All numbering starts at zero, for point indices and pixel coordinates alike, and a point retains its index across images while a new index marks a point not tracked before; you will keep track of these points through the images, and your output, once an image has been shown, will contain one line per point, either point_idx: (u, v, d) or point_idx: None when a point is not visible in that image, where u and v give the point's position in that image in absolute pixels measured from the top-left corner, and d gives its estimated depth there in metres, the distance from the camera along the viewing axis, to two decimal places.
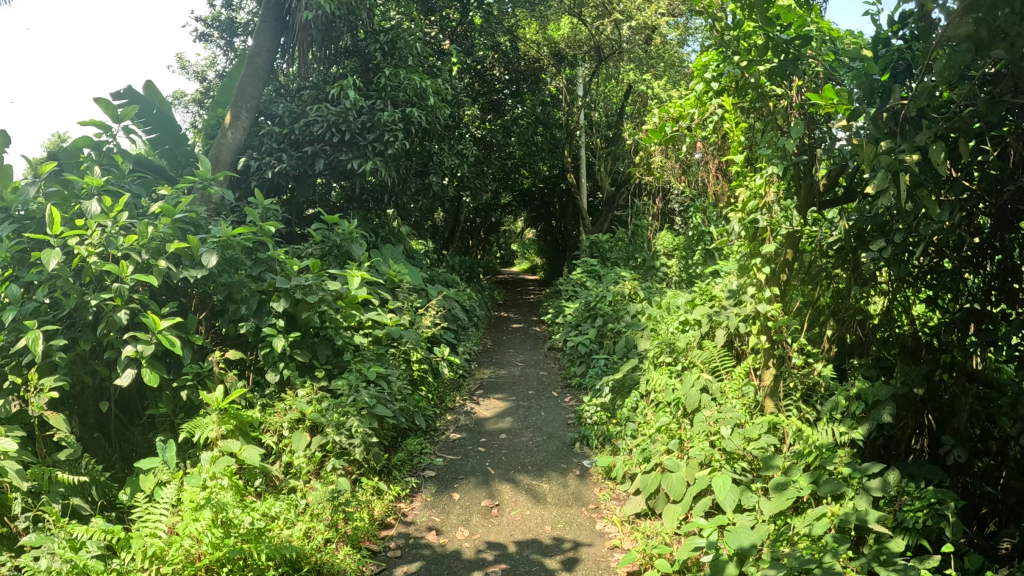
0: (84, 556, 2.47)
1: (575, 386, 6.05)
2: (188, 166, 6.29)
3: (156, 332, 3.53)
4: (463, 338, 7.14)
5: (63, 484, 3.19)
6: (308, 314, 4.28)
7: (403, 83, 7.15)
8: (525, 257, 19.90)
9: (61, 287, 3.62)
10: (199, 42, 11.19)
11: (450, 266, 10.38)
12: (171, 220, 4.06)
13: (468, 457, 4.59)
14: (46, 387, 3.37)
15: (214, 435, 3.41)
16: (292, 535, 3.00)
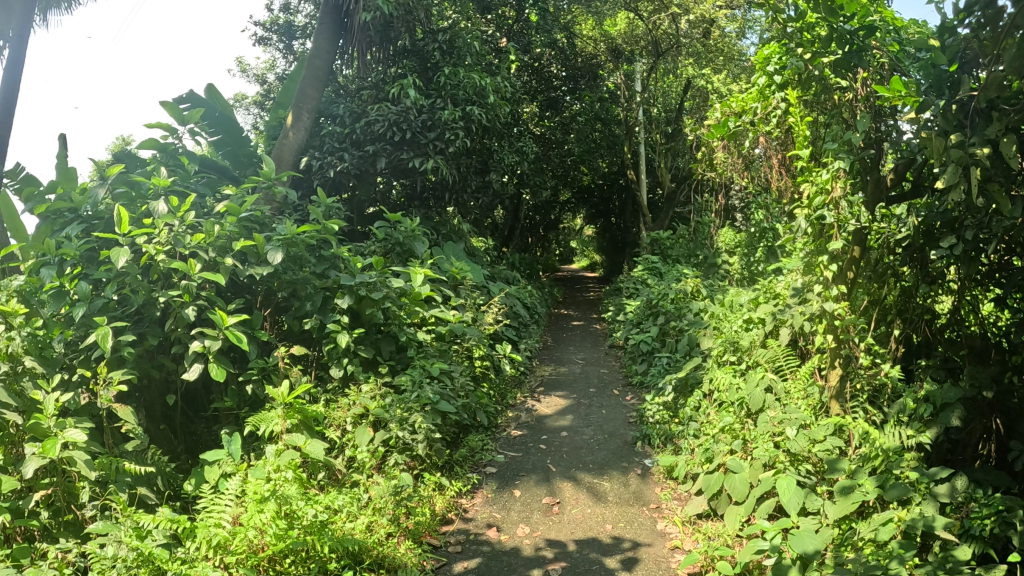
0: (151, 545, 2.56)
1: (637, 385, 5.98)
2: (252, 166, 6.38)
3: (223, 328, 3.62)
4: (525, 335, 7.15)
5: (130, 474, 3.22)
6: (372, 309, 4.34)
7: (462, 82, 7.20)
8: (585, 254, 19.79)
9: (129, 284, 3.73)
10: (259, 46, 11.47)
11: (511, 264, 10.40)
12: (236, 219, 4.16)
13: (529, 454, 4.59)
14: (115, 380, 3.38)
15: (279, 429, 3.48)
16: (355, 529, 3.05)
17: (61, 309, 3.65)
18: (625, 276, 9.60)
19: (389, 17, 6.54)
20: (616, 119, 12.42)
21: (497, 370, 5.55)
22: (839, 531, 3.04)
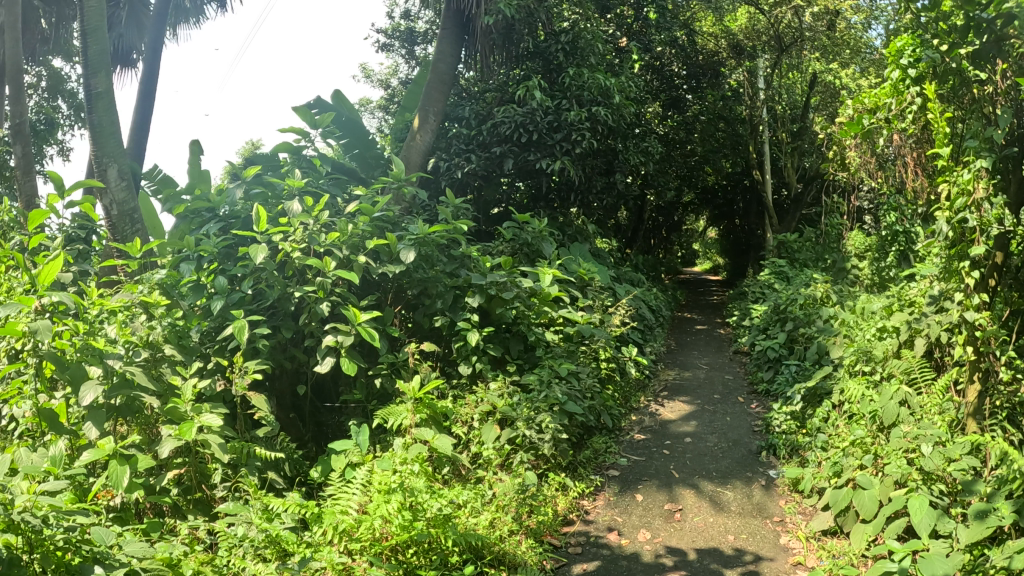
0: (279, 527, 2.62)
1: (762, 393, 5.77)
2: (380, 168, 6.47)
3: (356, 324, 3.75)
4: (649, 338, 7.06)
5: (260, 459, 3.32)
6: (501, 309, 4.43)
7: (587, 83, 7.16)
8: (708, 257, 19.29)
9: (266, 280, 3.92)
10: (382, 53, 11.86)
11: (635, 265, 10.30)
12: (369, 219, 4.32)
13: (652, 459, 4.52)
14: (249, 369, 3.51)
15: (408, 422, 3.57)
16: (478, 524, 3.09)
17: (200, 299, 3.88)
18: (749, 280, 9.30)
19: (513, 19, 6.64)
20: (740, 117, 11.95)
21: (623, 373, 5.46)
22: (970, 557, 2.84)
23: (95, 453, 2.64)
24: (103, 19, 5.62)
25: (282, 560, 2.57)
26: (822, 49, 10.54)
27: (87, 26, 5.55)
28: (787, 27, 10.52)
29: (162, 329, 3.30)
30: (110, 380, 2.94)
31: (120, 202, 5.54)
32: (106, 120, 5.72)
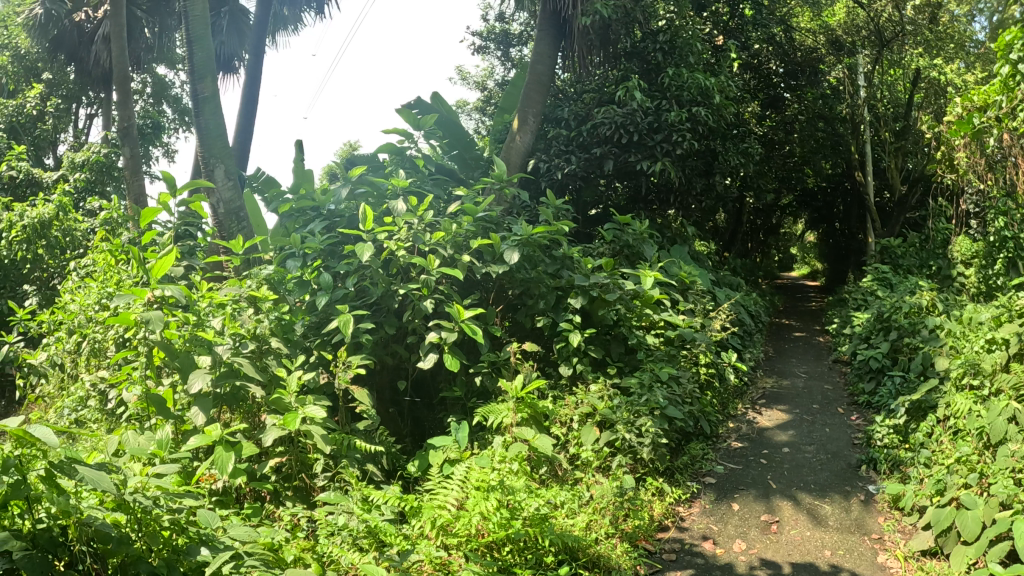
0: (377, 518, 2.62)
1: (863, 404, 5.54)
2: (482, 167, 6.55)
3: (459, 321, 3.82)
4: (748, 344, 6.88)
5: (360, 451, 3.36)
6: (603, 311, 4.42)
7: (687, 83, 7.03)
8: (805, 261, 18.65)
9: (370, 277, 4.01)
10: (478, 55, 11.94)
11: (733, 269, 10.08)
12: (473, 220, 4.37)
13: (750, 468, 4.40)
14: (353, 363, 3.58)
15: (508, 421, 3.61)
16: (574, 525, 3.09)
17: (305, 295, 4.00)
18: (850, 285, 8.95)
19: (610, 20, 6.64)
20: (840, 116, 11.36)
21: (722, 380, 5.33)
22: None
23: (201, 439, 2.72)
24: (207, 26, 6.07)
25: (380, 550, 2.56)
26: (925, 43, 10.52)
27: (193, 35, 6.00)
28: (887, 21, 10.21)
29: (268, 323, 3.39)
30: (216, 370, 3.04)
31: (228, 201, 5.83)
32: (214, 123, 6.06)
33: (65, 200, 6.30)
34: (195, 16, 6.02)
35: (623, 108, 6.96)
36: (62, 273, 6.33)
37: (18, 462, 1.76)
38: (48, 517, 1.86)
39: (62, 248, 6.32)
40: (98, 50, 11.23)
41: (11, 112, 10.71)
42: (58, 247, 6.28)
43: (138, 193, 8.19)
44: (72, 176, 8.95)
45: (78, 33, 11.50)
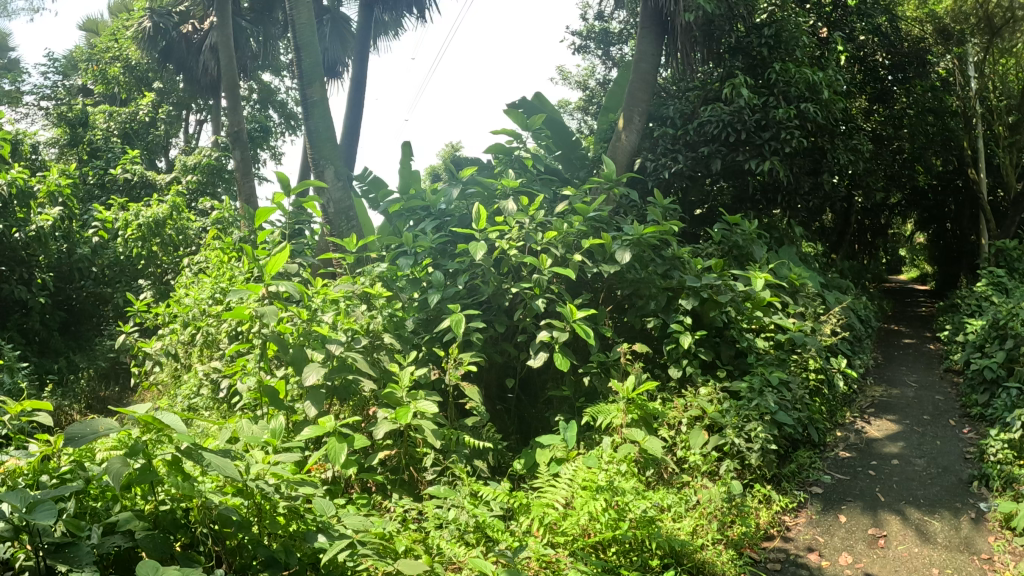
0: (486, 513, 2.65)
1: (977, 417, 5.25)
2: (586, 167, 6.59)
3: (572, 321, 3.79)
4: (856, 350, 6.62)
5: (467, 447, 3.43)
6: (715, 313, 4.31)
7: (795, 78, 6.80)
8: (915, 263, 17.77)
9: (481, 276, 4.11)
10: (578, 55, 11.96)
11: (839, 271, 9.72)
12: (584, 219, 4.40)
13: (857, 479, 4.24)
14: (464, 360, 3.66)
15: (618, 421, 3.57)
16: (680, 530, 3.05)
17: (417, 292, 4.07)
18: (964, 290, 8.49)
19: (712, 15, 6.59)
20: (951, 109, 10.83)
21: (831, 386, 5.15)
22: None
23: (314, 431, 2.63)
24: (313, 34, 6.52)
25: (487, 546, 2.56)
26: None
27: (300, 41, 6.47)
28: (997, 6, 9.87)
29: (380, 319, 3.49)
30: (330, 363, 3.07)
31: (339, 201, 6.02)
32: (326, 127, 6.38)
33: (178, 200, 6.97)
34: (302, 26, 6.50)
35: (730, 106, 6.78)
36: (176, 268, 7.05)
37: (145, 444, 1.85)
38: (170, 499, 1.95)
39: (175, 245, 7.02)
40: (205, 58, 12.11)
41: (126, 119, 11.54)
42: (172, 244, 6.96)
43: (248, 193, 8.84)
44: (184, 180, 9.87)
45: (185, 44, 12.42)
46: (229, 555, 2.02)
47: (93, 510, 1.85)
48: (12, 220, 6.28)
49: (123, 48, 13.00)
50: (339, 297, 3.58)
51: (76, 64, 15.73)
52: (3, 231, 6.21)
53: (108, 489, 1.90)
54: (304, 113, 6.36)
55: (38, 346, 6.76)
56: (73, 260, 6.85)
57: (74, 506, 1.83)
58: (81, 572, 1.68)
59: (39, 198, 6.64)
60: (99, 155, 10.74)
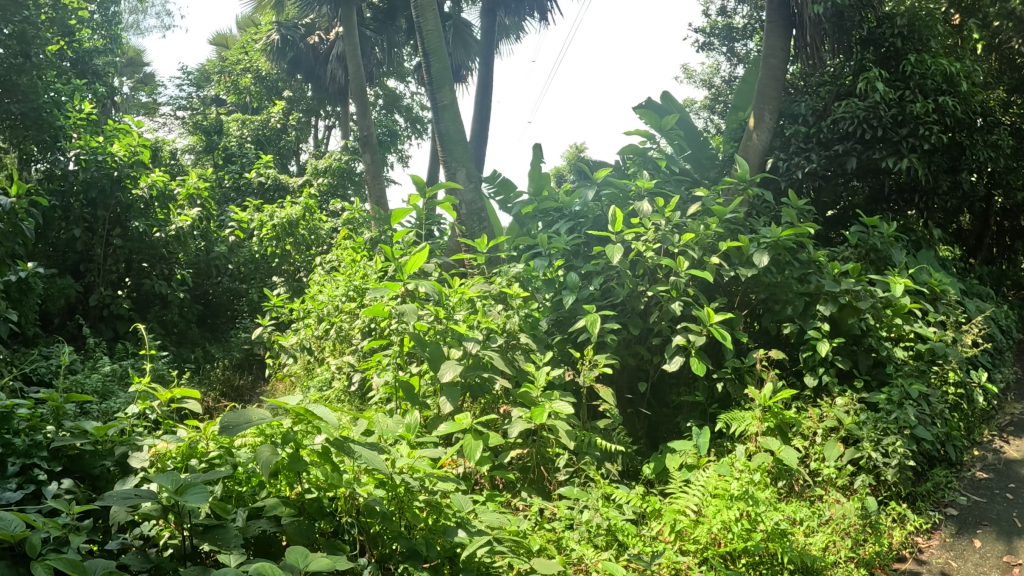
0: (619, 516, 2.65)
1: None
2: (717, 166, 6.35)
3: (708, 324, 3.74)
4: (998, 362, 6.20)
5: (599, 450, 3.34)
6: (854, 320, 4.12)
7: (931, 70, 6.66)
8: None
9: (617, 278, 4.06)
10: (702, 52, 11.94)
11: (980, 278, 9.14)
12: (721, 220, 4.27)
13: (995, 502, 3.94)
14: (599, 362, 3.58)
15: (753, 429, 3.53)
16: (812, 545, 2.89)
17: (553, 293, 4.16)
18: None
19: (843, 6, 6.49)
20: None
21: (971, 402, 4.69)
22: None
23: (450, 426, 2.62)
24: (440, 41, 6.65)
25: (618, 550, 2.57)
26: None
27: (428, 48, 6.62)
28: None
29: (517, 318, 3.50)
30: (465, 360, 3.13)
31: (471, 202, 5.89)
32: (456, 132, 6.28)
33: (310, 203, 8.29)
34: (429, 34, 6.64)
35: (864, 101, 6.68)
36: (306, 266, 8.20)
37: (296, 436, 1.87)
38: (316, 488, 1.99)
39: (307, 244, 8.24)
40: (332, 67, 14.53)
41: (259, 127, 14.21)
42: (305, 243, 8.20)
43: (379, 195, 10.23)
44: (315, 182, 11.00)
45: (312, 53, 15.09)
46: (372, 543, 2.03)
47: (239, 495, 1.94)
48: (155, 220, 7.00)
49: (253, 62, 16.21)
50: (479, 296, 3.67)
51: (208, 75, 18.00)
52: (147, 230, 6.86)
53: (255, 475, 1.99)
54: (435, 118, 6.38)
55: (177, 336, 7.20)
56: (211, 257, 7.61)
57: (222, 489, 1.93)
58: (228, 551, 1.75)
59: (180, 200, 7.63)
60: (234, 159, 13.29)
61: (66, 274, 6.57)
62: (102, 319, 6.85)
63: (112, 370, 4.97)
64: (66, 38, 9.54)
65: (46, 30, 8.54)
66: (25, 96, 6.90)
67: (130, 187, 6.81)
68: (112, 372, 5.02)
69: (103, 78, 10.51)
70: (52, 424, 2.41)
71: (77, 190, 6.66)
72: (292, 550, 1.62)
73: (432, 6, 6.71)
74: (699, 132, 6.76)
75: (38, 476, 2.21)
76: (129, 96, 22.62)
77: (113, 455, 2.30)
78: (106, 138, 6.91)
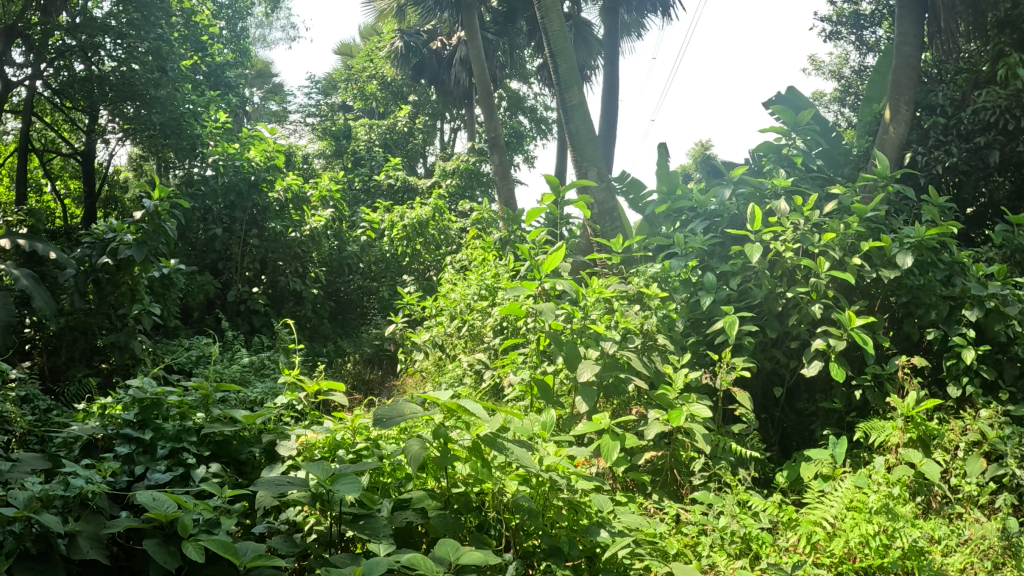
0: (756, 526, 2.71)
1: None
2: (852, 163, 5.54)
3: (850, 328, 3.68)
4: None
5: (735, 455, 3.35)
6: (1001, 326, 3.97)
7: None
8: None
9: (755, 279, 4.10)
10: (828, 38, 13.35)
11: None
12: (861, 219, 4.18)
13: None
14: (737, 365, 3.58)
15: (894, 440, 3.42)
16: (949, 565, 2.77)
17: (690, 293, 4.21)
18: None
19: None
20: None
21: None
22: None
23: (590, 426, 2.66)
24: (566, 42, 6.83)
25: (752, 561, 2.65)
26: None
27: (555, 48, 6.81)
28: None
29: (654, 320, 3.59)
30: (602, 361, 3.19)
31: (601, 202, 6.01)
32: (587, 132, 6.46)
33: (439, 204, 8.90)
34: (555, 33, 6.85)
35: (1006, 89, 6.40)
36: (435, 264, 8.76)
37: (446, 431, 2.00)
38: (462, 483, 2.16)
39: (436, 243, 8.76)
40: (457, 70, 14.98)
41: (385, 131, 15.35)
42: (435, 242, 8.72)
43: (507, 194, 10.94)
44: (442, 184, 12.30)
45: (435, 58, 15.86)
46: (518, 540, 2.15)
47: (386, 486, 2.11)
48: (290, 222, 7.73)
49: (378, 70, 17.33)
50: (615, 296, 3.77)
51: (336, 83, 19.68)
52: (282, 230, 7.58)
53: (399, 468, 2.15)
54: (564, 117, 6.53)
55: (310, 331, 7.74)
56: (344, 256, 8.40)
57: (369, 479, 2.12)
58: (377, 540, 1.83)
59: (313, 202, 8.34)
60: (362, 162, 14.42)
61: (206, 272, 7.24)
62: (238, 313, 7.47)
63: (250, 362, 5.22)
64: (197, 53, 10.20)
65: (178, 45, 9.13)
66: (166, 109, 8.24)
67: (266, 191, 7.64)
68: (249, 364, 5.20)
69: (234, 88, 11.63)
70: (201, 412, 2.69)
71: (218, 192, 7.44)
72: (446, 541, 1.68)
73: (556, 8, 6.89)
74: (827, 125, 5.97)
75: (187, 460, 2.44)
76: (259, 105, 24.10)
77: (258, 442, 2.58)
78: (243, 146, 7.76)
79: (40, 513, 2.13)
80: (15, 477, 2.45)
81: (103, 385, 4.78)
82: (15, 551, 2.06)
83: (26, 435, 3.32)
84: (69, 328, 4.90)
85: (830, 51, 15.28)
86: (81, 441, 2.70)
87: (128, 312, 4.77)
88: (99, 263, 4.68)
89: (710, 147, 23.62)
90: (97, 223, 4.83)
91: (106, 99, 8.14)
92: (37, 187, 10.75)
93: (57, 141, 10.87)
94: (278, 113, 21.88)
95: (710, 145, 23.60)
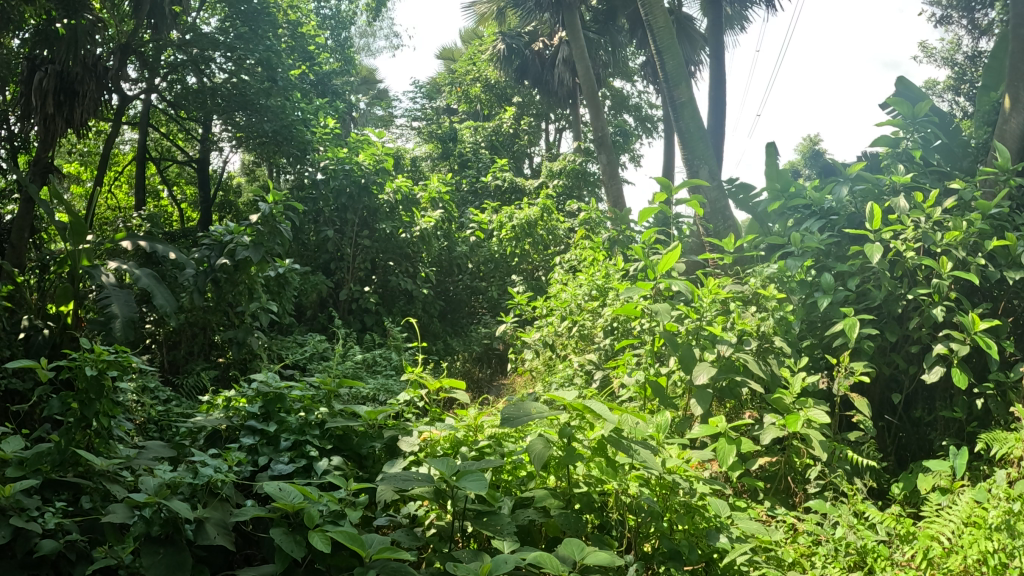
0: (871, 538, 2.64)
1: None
2: (972, 155, 5.25)
3: (972, 332, 3.59)
4: None
5: (850, 462, 3.30)
6: None
7: None
8: None
9: (875, 282, 4.05)
10: (940, 25, 13.93)
11: None
12: (986, 216, 4.06)
13: None
14: (856, 371, 3.55)
15: (1017, 451, 3.23)
16: None
17: (807, 294, 4.12)
18: None
19: None
20: None
21: None
22: None
23: (705, 429, 2.78)
24: (672, 38, 6.75)
25: (864, 573, 2.60)
26: None
27: (661, 45, 6.74)
28: None
29: (772, 321, 3.57)
30: (718, 363, 3.36)
31: (713, 200, 6.03)
32: (699, 129, 6.45)
33: (547, 205, 9.17)
34: (660, 29, 6.79)
35: None
36: (543, 264, 9.23)
37: (571, 430, 2.23)
38: (584, 483, 2.33)
39: (544, 243, 9.17)
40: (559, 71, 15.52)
41: (490, 133, 15.58)
42: (543, 242, 9.12)
43: (615, 194, 10.99)
44: (550, 184, 12.82)
45: (539, 59, 16.20)
46: (638, 541, 2.34)
47: (507, 483, 2.35)
48: (400, 223, 8.02)
49: (482, 72, 17.50)
50: (730, 297, 3.83)
51: (440, 87, 19.85)
52: (393, 231, 7.93)
53: (519, 466, 2.37)
54: (674, 116, 6.54)
55: (421, 328, 8.13)
56: (454, 256, 8.73)
57: (492, 476, 2.33)
58: (502, 537, 1.99)
59: (424, 204, 8.64)
60: (471, 164, 14.62)
61: (319, 271, 7.57)
62: (350, 310, 7.72)
63: (362, 358, 5.45)
64: (305, 62, 10.67)
65: (285, 55, 9.55)
66: (277, 117, 8.49)
67: (376, 193, 7.90)
68: (363, 360, 5.44)
69: (340, 96, 12.18)
70: (323, 406, 2.86)
71: (329, 196, 7.72)
72: (570, 543, 1.85)
73: (660, 4, 6.79)
74: (942, 116, 5.49)
75: (309, 453, 2.58)
76: (365, 110, 25.03)
77: (380, 438, 2.71)
78: (353, 149, 8.02)
79: (168, 499, 2.22)
80: (142, 464, 2.64)
81: (222, 378, 5.06)
82: (141, 534, 2.16)
83: (148, 423, 3.55)
84: (188, 324, 5.20)
85: (943, 33, 14.75)
86: (204, 431, 2.89)
87: (248, 309, 5.07)
88: (216, 263, 4.93)
89: (817, 141, 23.14)
90: (216, 226, 5.11)
91: (219, 108, 8.78)
92: (155, 193, 11.46)
93: (172, 150, 11.56)
94: (379, 117, 22.59)
95: (816, 139, 23.09)
